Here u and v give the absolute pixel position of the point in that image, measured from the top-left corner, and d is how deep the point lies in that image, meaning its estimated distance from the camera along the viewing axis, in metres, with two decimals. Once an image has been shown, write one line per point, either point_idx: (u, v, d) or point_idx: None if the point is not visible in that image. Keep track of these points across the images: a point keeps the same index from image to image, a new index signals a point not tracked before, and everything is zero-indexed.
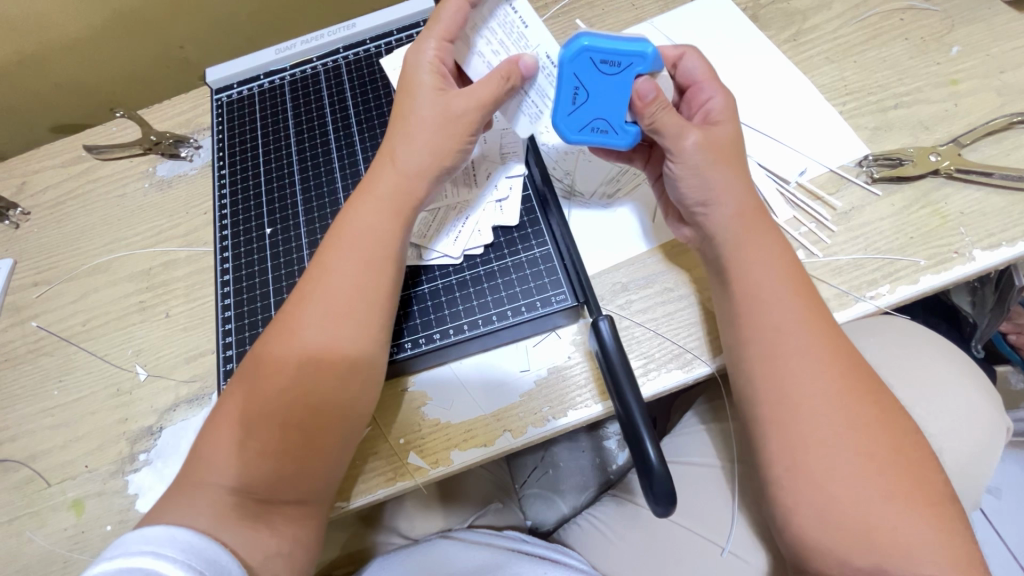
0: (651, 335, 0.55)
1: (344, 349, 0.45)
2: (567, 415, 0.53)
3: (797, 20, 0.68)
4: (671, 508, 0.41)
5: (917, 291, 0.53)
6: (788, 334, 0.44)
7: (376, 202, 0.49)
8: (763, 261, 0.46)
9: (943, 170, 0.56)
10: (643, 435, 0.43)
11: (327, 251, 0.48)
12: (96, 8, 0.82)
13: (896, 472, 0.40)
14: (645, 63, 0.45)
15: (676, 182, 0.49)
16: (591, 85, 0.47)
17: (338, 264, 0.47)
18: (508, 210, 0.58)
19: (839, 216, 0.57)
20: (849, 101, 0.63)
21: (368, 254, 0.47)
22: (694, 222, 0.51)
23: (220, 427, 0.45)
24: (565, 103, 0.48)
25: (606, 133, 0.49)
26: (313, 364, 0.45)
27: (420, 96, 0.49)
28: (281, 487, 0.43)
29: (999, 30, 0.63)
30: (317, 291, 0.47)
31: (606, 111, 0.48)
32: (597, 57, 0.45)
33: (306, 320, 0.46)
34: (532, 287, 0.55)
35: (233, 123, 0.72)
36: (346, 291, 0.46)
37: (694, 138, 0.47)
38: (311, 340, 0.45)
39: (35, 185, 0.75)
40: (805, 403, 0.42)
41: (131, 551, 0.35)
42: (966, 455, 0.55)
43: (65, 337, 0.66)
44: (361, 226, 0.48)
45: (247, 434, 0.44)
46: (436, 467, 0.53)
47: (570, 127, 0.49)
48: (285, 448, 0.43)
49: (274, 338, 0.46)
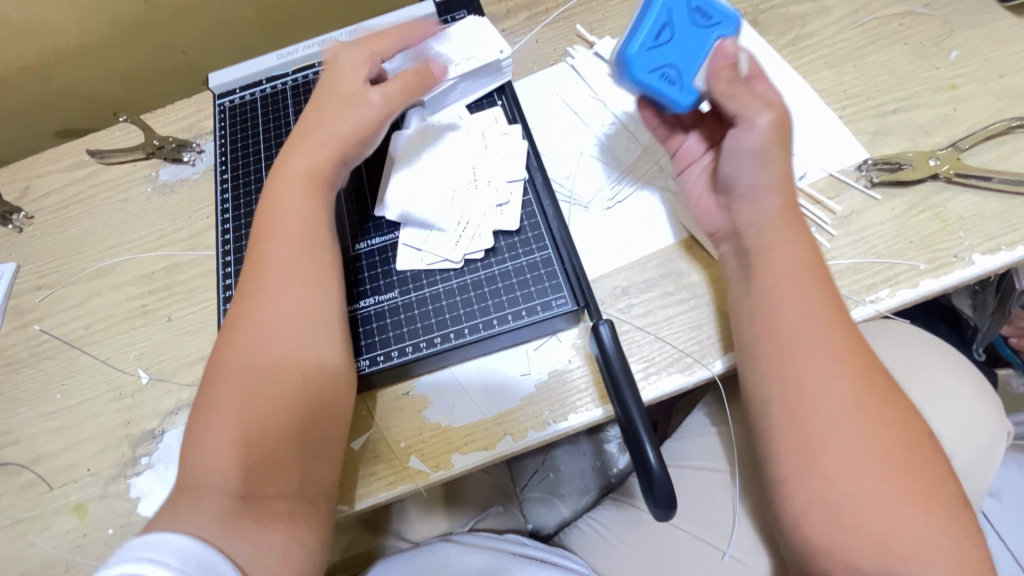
0: (651, 339, 0.55)
1: (280, 314, 0.49)
2: (567, 419, 0.53)
3: (796, 25, 0.68)
4: (671, 512, 0.42)
5: (917, 295, 0.53)
6: (789, 339, 0.44)
7: (303, 186, 0.53)
8: (762, 266, 0.47)
9: (942, 174, 0.56)
10: (643, 440, 0.43)
11: (271, 242, 0.52)
12: (99, 13, 0.82)
13: (898, 477, 0.40)
14: (729, 26, 0.51)
15: (735, 157, 0.49)
16: (676, 27, 0.50)
17: (275, 252, 0.51)
18: (509, 214, 0.58)
19: (839, 220, 0.57)
20: (849, 106, 0.63)
21: (316, 232, 0.53)
22: (728, 206, 0.51)
23: (207, 431, 0.45)
24: (648, 35, 0.50)
25: (671, 84, 0.51)
26: (256, 339, 0.48)
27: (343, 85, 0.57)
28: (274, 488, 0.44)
29: (998, 35, 0.64)
30: (253, 280, 0.51)
31: (677, 58, 0.51)
32: (694, 4, 0.51)
33: (249, 308, 0.50)
34: (532, 291, 0.55)
35: (235, 128, 0.72)
36: (280, 266, 0.51)
37: (770, 118, 0.47)
38: (253, 321, 0.49)
39: (38, 190, 0.75)
40: (805, 408, 0.42)
41: (130, 558, 0.35)
42: (966, 458, 0.55)
43: (68, 341, 0.66)
44: (289, 213, 0.53)
45: (217, 422, 0.45)
46: (437, 471, 0.53)
47: (643, 62, 0.50)
48: (251, 416, 0.45)
49: (223, 336, 0.50)
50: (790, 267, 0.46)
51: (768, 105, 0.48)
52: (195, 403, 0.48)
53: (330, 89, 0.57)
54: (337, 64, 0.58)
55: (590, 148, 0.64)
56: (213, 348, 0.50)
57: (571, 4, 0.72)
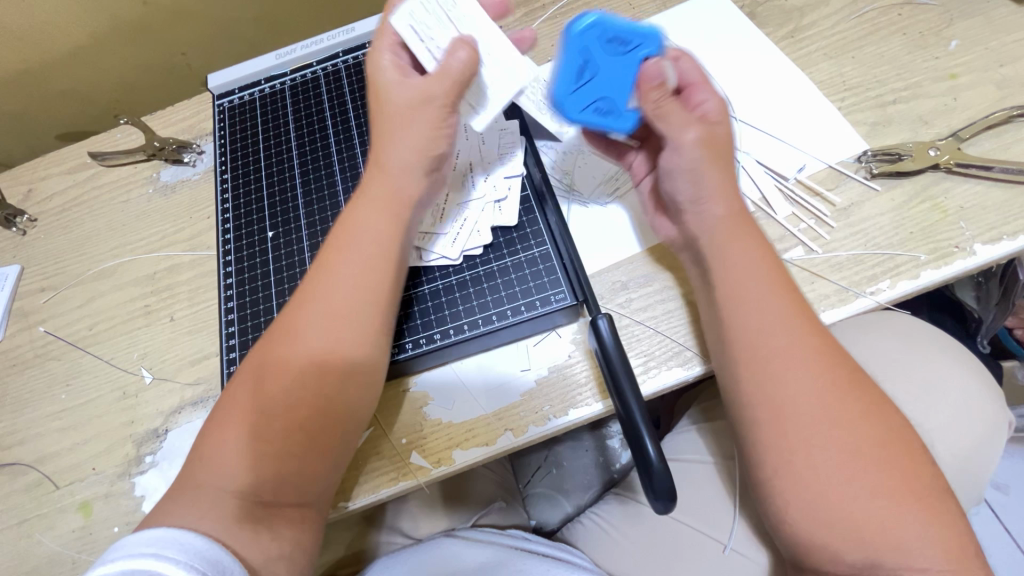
0: (651, 333, 0.55)
1: (341, 340, 0.47)
2: (568, 414, 0.53)
3: (795, 17, 0.68)
4: (670, 504, 0.42)
5: (918, 286, 0.53)
6: (771, 331, 0.44)
7: (375, 202, 0.50)
8: (735, 263, 0.47)
9: (942, 164, 0.56)
10: (642, 433, 0.43)
11: (334, 255, 0.50)
12: (100, 16, 0.83)
13: (887, 468, 0.40)
14: (649, 44, 0.50)
15: (671, 173, 0.50)
16: (597, 62, 0.50)
17: (343, 270, 0.49)
18: (507, 210, 0.58)
19: (838, 212, 0.57)
20: (847, 97, 0.63)
21: (373, 256, 0.49)
22: (681, 220, 0.52)
23: (234, 433, 0.45)
24: (569, 79, 0.50)
25: (608, 114, 0.50)
26: (309, 359, 0.46)
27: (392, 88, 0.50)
28: (284, 490, 0.44)
29: (998, 23, 0.63)
30: (313, 292, 0.48)
31: (609, 89, 0.50)
32: (608, 35, 0.50)
33: (308, 319, 0.47)
34: (531, 286, 0.55)
35: (235, 128, 0.72)
36: (351, 298, 0.48)
37: (695, 135, 0.48)
38: (313, 336, 0.47)
39: (41, 193, 0.76)
40: (788, 406, 0.42)
41: (133, 552, 0.36)
42: (968, 449, 0.55)
43: (72, 341, 0.66)
44: (368, 231, 0.50)
45: (241, 432, 0.45)
46: (438, 467, 0.53)
47: (572, 103, 0.50)
48: (288, 420, 0.45)
49: (272, 342, 0.48)
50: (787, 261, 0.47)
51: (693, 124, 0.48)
52: (239, 403, 0.46)
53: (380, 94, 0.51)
54: (376, 57, 0.52)
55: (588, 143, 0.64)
56: (266, 349, 0.48)
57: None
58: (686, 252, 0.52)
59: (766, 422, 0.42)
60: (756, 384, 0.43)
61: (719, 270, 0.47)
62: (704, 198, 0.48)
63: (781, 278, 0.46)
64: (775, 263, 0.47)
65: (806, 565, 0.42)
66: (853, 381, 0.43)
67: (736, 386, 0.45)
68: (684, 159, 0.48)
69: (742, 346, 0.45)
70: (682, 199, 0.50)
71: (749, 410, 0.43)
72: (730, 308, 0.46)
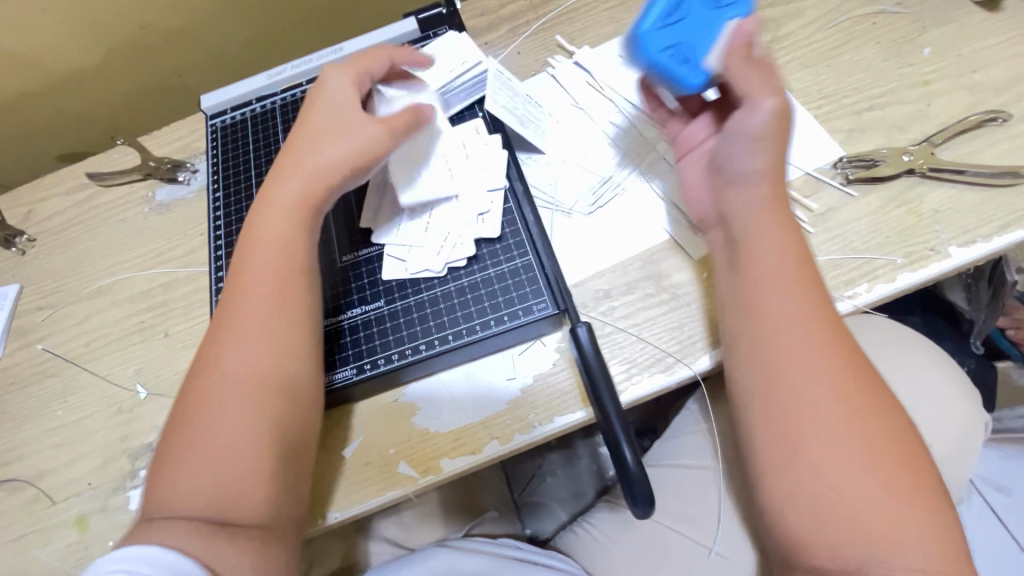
0: (634, 340, 0.56)
1: (274, 344, 0.49)
2: (554, 421, 0.54)
3: (772, 28, 0.69)
4: (650, 508, 0.43)
5: (895, 289, 0.54)
6: (783, 329, 0.44)
7: (275, 214, 0.52)
8: (760, 251, 0.47)
9: (916, 170, 0.57)
10: (621, 442, 0.44)
11: (246, 269, 0.51)
12: (98, 41, 0.85)
13: (891, 463, 0.41)
14: (740, 9, 0.53)
15: (733, 141, 0.50)
16: (690, 11, 0.52)
17: (253, 295, 0.50)
18: (489, 222, 0.59)
19: (816, 217, 0.58)
20: (824, 105, 0.64)
21: (287, 261, 0.51)
22: (722, 194, 0.51)
23: (177, 455, 0.45)
24: (662, 11, 0.52)
25: (673, 60, 0.52)
26: (236, 384, 0.47)
27: (338, 116, 0.55)
28: (232, 498, 0.43)
29: (970, 30, 0.65)
30: (228, 324, 0.49)
31: (688, 39, 0.52)
32: None
33: (234, 331, 0.49)
34: (514, 297, 0.56)
35: (226, 147, 0.74)
36: (265, 303, 0.50)
37: (775, 103, 0.48)
38: (238, 346, 0.48)
39: (40, 214, 0.78)
40: (799, 398, 0.42)
41: (105, 570, 0.36)
42: (951, 450, 0.55)
43: (69, 358, 0.68)
44: (275, 242, 0.51)
45: (190, 448, 0.45)
46: (425, 476, 0.54)
47: (650, 37, 0.52)
48: (230, 439, 0.45)
49: (199, 365, 0.49)
50: (789, 254, 0.46)
51: (773, 91, 0.49)
52: (175, 423, 0.47)
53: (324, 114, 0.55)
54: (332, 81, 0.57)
55: (571, 155, 0.65)
56: (197, 373, 0.49)
57: (550, 15, 0.74)
58: (719, 235, 0.52)
59: (774, 414, 0.43)
60: (772, 374, 0.44)
61: (746, 267, 0.47)
62: (756, 171, 0.48)
63: (803, 270, 0.46)
64: (793, 257, 0.46)
65: (796, 563, 0.42)
66: (854, 374, 0.43)
67: (748, 377, 0.45)
68: (756, 130, 0.48)
69: (761, 338, 0.45)
70: (735, 168, 0.50)
71: (763, 399, 0.44)
72: (753, 297, 0.46)
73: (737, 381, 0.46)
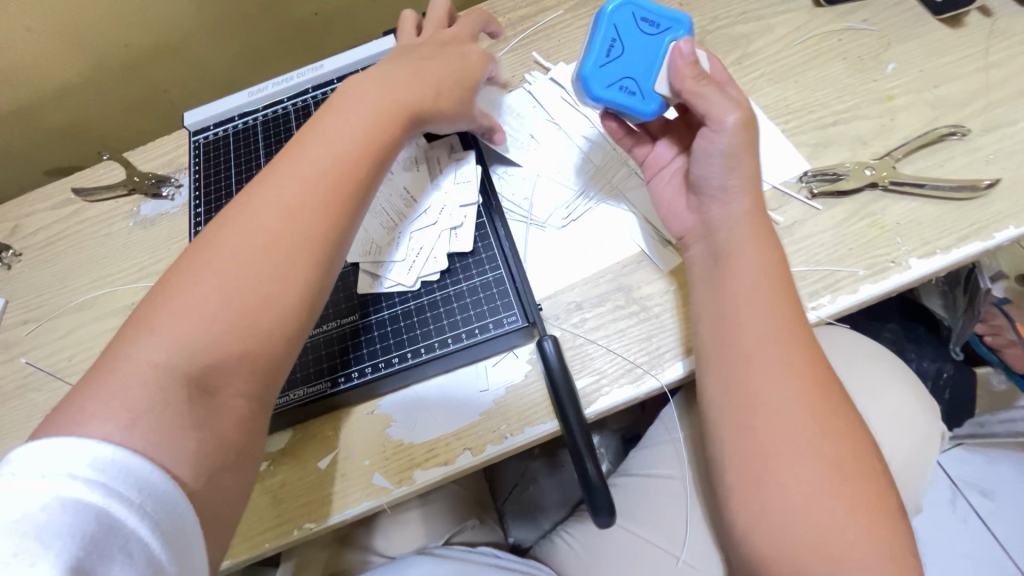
0: (603, 351, 0.57)
1: (295, 288, 0.44)
2: (524, 432, 0.55)
3: (741, 44, 0.71)
4: (614, 518, 0.44)
5: (856, 301, 0.55)
6: (753, 347, 0.46)
7: (326, 141, 0.48)
8: (741, 273, 0.48)
9: (879, 183, 0.59)
10: (583, 454, 0.46)
11: (282, 177, 0.46)
12: (84, 58, 0.86)
13: (854, 483, 0.42)
14: (680, 29, 0.53)
15: (708, 156, 0.51)
16: (626, 41, 0.53)
17: (247, 231, 0.43)
18: (462, 236, 0.60)
19: (781, 230, 0.59)
20: (791, 120, 0.65)
21: (327, 195, 0.46)
22: (702, 211, 0.53)
23: (149, 341, 0.38)
24: (599, 54, 0.53)
25: (632, 95, 0.54)
26: (241, 304, 0.41)
27: (411, 74, 0.55)
28: (192, 422, 0.38)
29: (933, 46, 0.66)
30: (207, 251, 0.42)
31: (633, 70, 0.53)
32: (639, 14, 0.54)
33: (257, 241, 0.43)
34: (485, 309, 0.58)
35: (209, 163, 0.76)
36: (294, 234, 0.44)
37: (737, 117, 0.49)
38: (261, 263, 0.42)
39: (27, 228, 0.79)
40: (769, 416, 0.44)
41: (55, 473, 0.31)
42: (914, 458, 0.56)
43: (53, 372, 0.69)
44: (316, 164, 0.47)
45: (164, 343, 0.38)
46: (399, 487, 0.55)
47: (598, 78, 0.53)
48: (193, 383, 0.38)
49: (208, 253, 0.42)
50: (768, 277, 0.48)
51: (736, 104, 0.49)
52: (163, 297, 0.40)
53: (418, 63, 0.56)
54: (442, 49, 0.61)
55: (544, 168, 0.67)
56: (199, 258, 0.42)
57: (526, 32, 0.76)
58: (700, 249, 0.53)
59: (742, 431, 0.44)
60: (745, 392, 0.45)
61: (722, 286, 0.49)
62: (733, 187, 0.51)
63: (785, 292, 0.48)
64: (773, 280, 0.48)
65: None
66: (824, 396, 0.44)
67: (720, 394, 0.46)
68: (724, 141, 0.49)
69: (734, 357, 0.46)
70: (711, 185, 0.51)
71: (734, 417, 0.45)
72: (730, 318, 0.48)
73: (709, 398, 0.48)
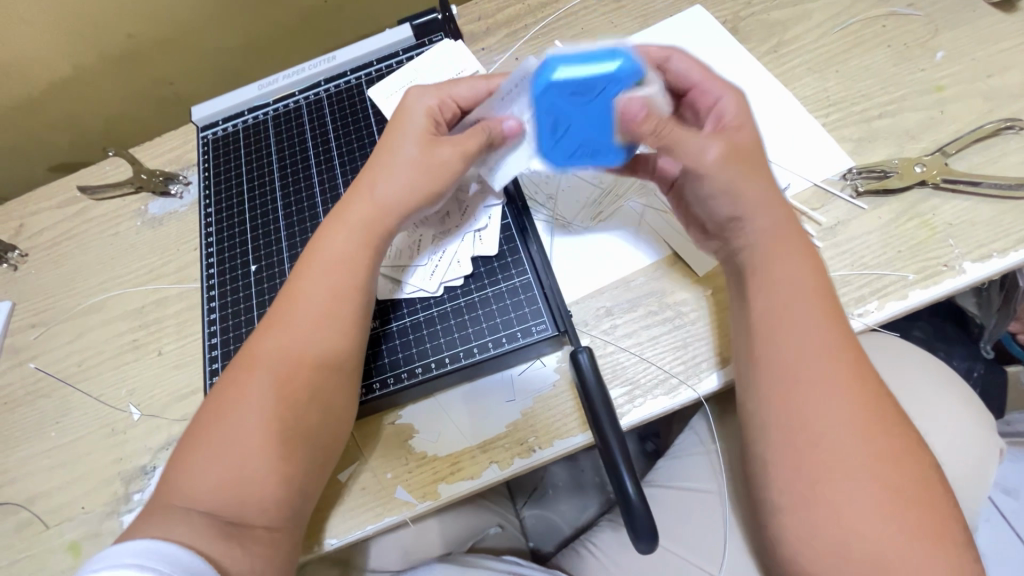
0: (636, 360, 0.54)
1: (320, 371, 0.48)
2: (554, 445, 0.53)
3: (778, 31, 0.67)
4: (654, 543, 0.41)
5: (907, 307, 0.52)
6: (793, 361, 0.42)
7: (345, 227, 0.51)
8: (777, 280, 0.44)
9: (929, 181, 0.55)
10: (621, 469, 0.43)
11: (302, 273, 0.51)
12: (87, 49, 0.83)
13: (914, 504, 0.39)
14: (622, 81, 0.41)
15: (706, 194, 0.47)
16: (567, 115, 0.43)
17: (278, 333, 0.48)
18: (487, 239, 0.58)
19: (824, 232, 0.56)
20: (833, 112, 0.62)
21: (341, 280, 0.50)
22: (723, 235, 0.49)
23: (205, 446, 0.45)
24: (547, 136, 0.45)
25: (593, 155, 0.46)
26: (274, 397, 0.46)
27: (407, 138, 0.52)
28: (246, 507, 0.43)
29: (985, 33, 0.62)
30: (247, 359, 0.48)
31: (591, 135, 0.45)
32: (569, 88, 0.41)
33: (285, 341, 0.48)
34: (512, 317, 0.55)
35: (219, 159, 0.73)
36: (316, 324, 0.49)
37: (718, 152, 0.45)
38: (290, 359, 0.48)
39: (32, 228, 0.77)
40: (822, 433, 0.40)
41: (117, 563, 0.35)
42: (961, 469, 0.54)
43: (62, 378, 0.67)
44: (332, 253, 0.51)
45: (220, 448, 0.44)
46: (423, 501, 0.53)
47: (557, 155, 0.46)
48: (241, 477, 0.44)
49: (247, 359, 0.48)
50: (811, 282, 0.44)
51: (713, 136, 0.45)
52: (217, 397, 0.47)
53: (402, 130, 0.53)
54: (416, 96, 0.54)
55: None
56: (240, 365, 0.48)
57: (549, 19, 0.72)
58: (726, 266, 0.50)
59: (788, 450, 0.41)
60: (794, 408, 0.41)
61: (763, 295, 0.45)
62: (743, 212, 0.46)
63: (826, 299, 0.44)
64: (815, 287, 0.44)
65: None
66: (875, 410, 0.41)
67: (761, 409, 0.43)
68: (715, 181, 0.45)
69: (776, 373, 0.42)
70: (721, 216, 0.47)
71: (779, 436, 0.42)
72: (766, 331, 0.44)
73: (745, 412, 0.45)
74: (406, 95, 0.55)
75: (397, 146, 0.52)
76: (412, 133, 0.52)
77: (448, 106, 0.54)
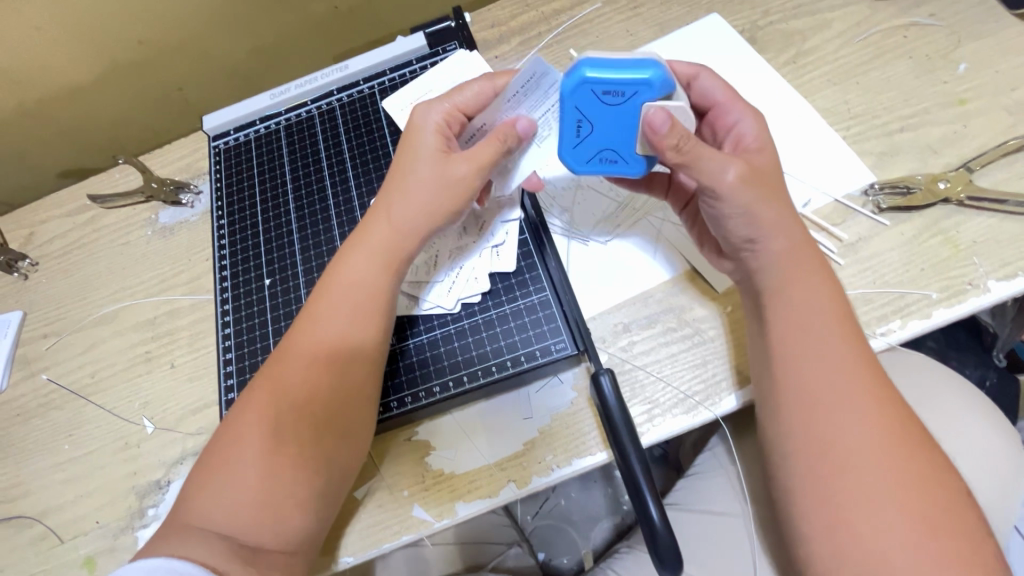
0: (655, 379, 0.53)
1: (341, 398, 0.48)
2: (573, 464, 0.52)
3: (797, 41, 0.66)
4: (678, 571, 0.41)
5: (929, 326, 0.51)
6: (815, 387, 0.42)
7: (364, 249, 0.51)
8: (795, 304, 0.44)
9: (952, 198, 0.55)
10: (644, 494, 0.42)
11: (322, 296, 0.50)
12: (95, 55, 0.82)
13: (950, 534, 0.38)
14: (650, 90, 0.43)
15: (720, 219, 0.47)
16: (593, 116, 0.45)
17: (296, 355, 0.48)
18: (505, 255, 0.57)
19: (846, 248, 0.55)
20: (853, 125, 0.61)
21: (361, 305, 0.49)
22: (739, 257, 0.48)
23: (224, 470, 0.44)
24: (569, 135, 0.47)
25: (615, 162, 0.48)
26: (295, 423, 0.46)
27: (420, 158, 0.51)
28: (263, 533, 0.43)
29: (1008, 44, 0.61)
30: (266, 381, 0.47)
31: (614, 139, 0.46)
32: (599, 89, 0.43)
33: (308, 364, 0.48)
34: (531, 335, 0.55)
35: (231, 169, 0.72)
36: (338, 349, 0.48)
37: (735, 175, 0.44)
38: (311, 382, 0.47)
39: (42, 236, 0.76)
40: (847, 460, 0.40)
41: None
42: (984, 489, 0.54)
43: (74, 390, 0.66)
44: (353, 274, 0.50)
45: (239, 474, 0.44)
46: (441, 521, 0.52)
47: (577, 158, 0.48)
48: (260, 501, 0.43)
49: (268, 382, 0.48)
50: (831, 307, 0.44)
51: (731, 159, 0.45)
52: (235, 420, 0.47)
53: (413, 149, 0.52)
54: (424, 111, 0.53)
55: (587, 179, 0.63)
56: (259, 389, 0.48)
57: (563, 27, 0.71)
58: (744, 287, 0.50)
59: (812, 476, 0.41)
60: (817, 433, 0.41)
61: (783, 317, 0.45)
62: (763, 234, 0.45)
63: (848, 325, 0.44)
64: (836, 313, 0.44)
65: None
66: (903, 436, 0.40)
67: (782, 435, 0.43)
68: (732, 203, 0.45)
69: (797, 398, 0.43)
70: (738, 239, 0.47)
71: (800, 462, 0.42)
72: (787, 358, 0.44)
73: (767, 437, 0.45)
74: (413, 110, 0.54)
75: (417, 169, 0.51)
76: (425, 152, 0.51)
77: (455, 118, 0.53)
